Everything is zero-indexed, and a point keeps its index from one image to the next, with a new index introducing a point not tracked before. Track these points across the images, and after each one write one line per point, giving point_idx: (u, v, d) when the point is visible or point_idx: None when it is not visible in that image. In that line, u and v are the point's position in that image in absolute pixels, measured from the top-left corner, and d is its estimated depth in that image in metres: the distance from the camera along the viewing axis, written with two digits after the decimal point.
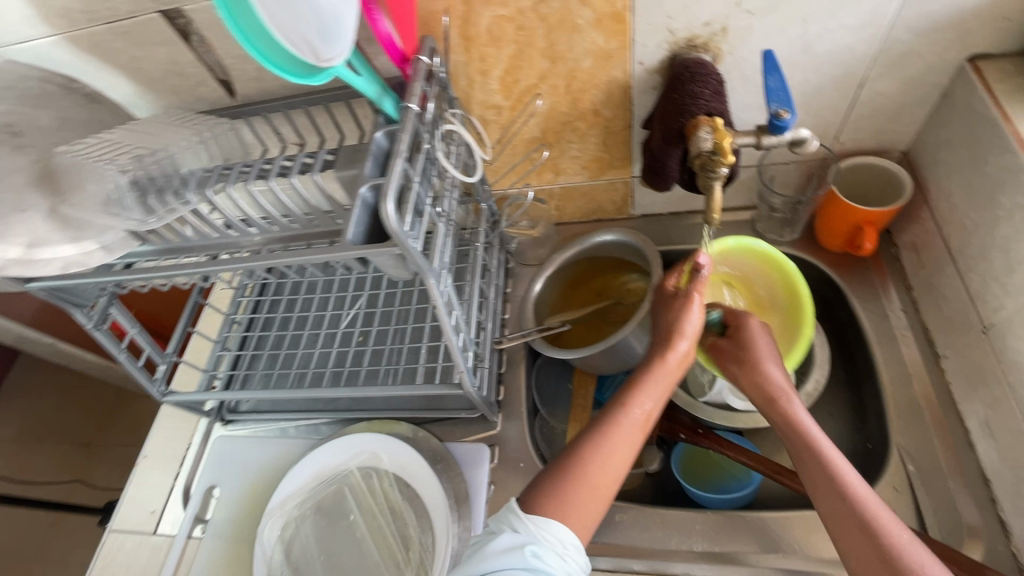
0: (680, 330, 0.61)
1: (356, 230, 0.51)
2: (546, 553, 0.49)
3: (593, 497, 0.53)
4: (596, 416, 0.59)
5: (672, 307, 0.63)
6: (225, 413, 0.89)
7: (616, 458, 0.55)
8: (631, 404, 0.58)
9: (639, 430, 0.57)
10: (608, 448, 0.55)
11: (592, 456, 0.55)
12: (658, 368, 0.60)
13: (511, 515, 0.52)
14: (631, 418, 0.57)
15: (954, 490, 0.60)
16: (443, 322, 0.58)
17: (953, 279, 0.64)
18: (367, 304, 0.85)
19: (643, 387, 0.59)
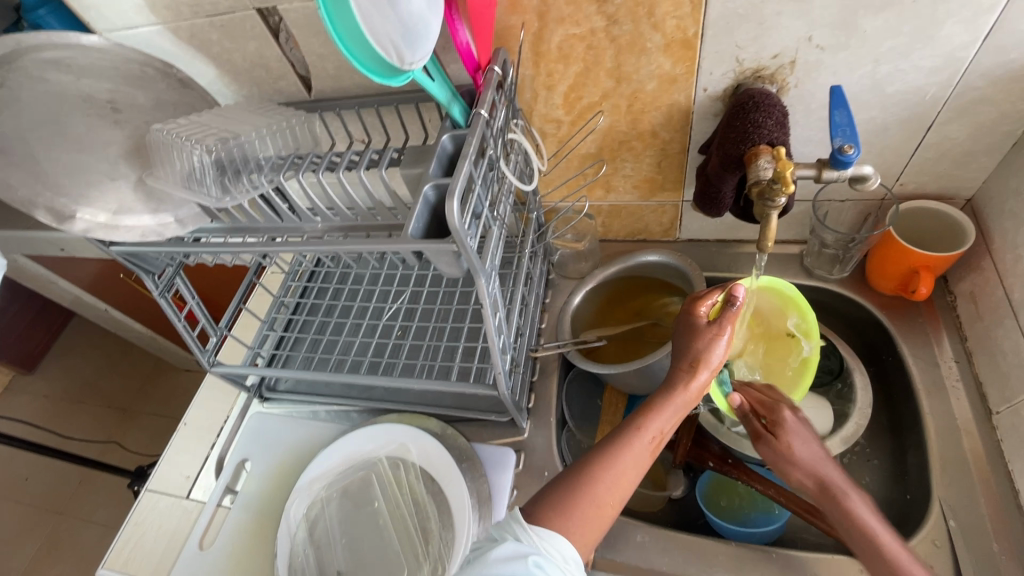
0: (704, 360, 0.61)
1: (417, 225, 0.54)
2: (549, 565, 0.48)
3: (602, 514, 0.55)
4: (611, 432, 0.60)
5: (698, 334, 0.62)
6: (263, 390, 0.93)
7: (627, 479, 0.57)
8: (647, 428, 0.59)
9: (650, 451, 0.59)
10: (620, 467, 0.57)
11: (603, 475, 0.56)
12: (676, 395, 0.60)
13: (515, 525, 0.52)
14: (644, 440, 0.59)
15: (998, 553, 0.58)
16: (487, 321, 0.59)
17: (1013, 334, 0.62)
18: (410, 301, 0.88)
19: (659, 412, 0.59)
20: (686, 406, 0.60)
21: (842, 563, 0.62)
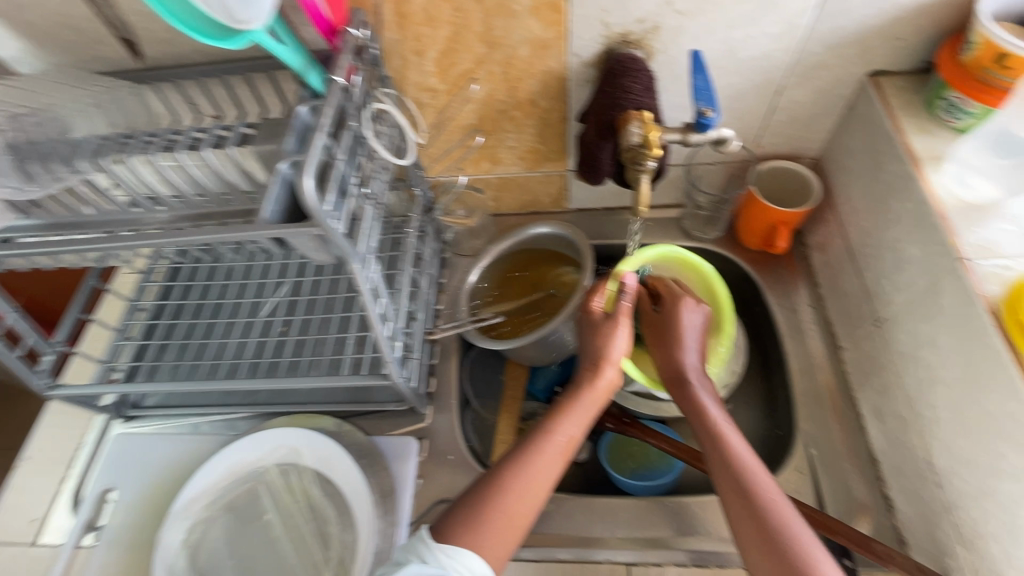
0: (606, 356, 0.61)
1: (272, 208, 0.48)
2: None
3: (511, 528, 0.52)
4: (518, 442, 0.57)
5: (596, 330, 0.63)
6: (126, 408, 0.81)
7: (537, 487, 0.54)
8: (557, 432, 0.57)
9: (562, 457, 0.57)
10: (529, 477, 0.54)
11: (513, 487, 0.53)
12: (582, 395, 0.59)
13: (419, 544, 0.49)
14: (553, 447, 0.56)
15: (848, 471, 0.66)
16: (368, 310, 0.55)
17: (852, 277, 0.70)
18: (291, 293, 0.81)
19: (570, 415, 0.58)
20: (598, 405, 0.60)
21: None
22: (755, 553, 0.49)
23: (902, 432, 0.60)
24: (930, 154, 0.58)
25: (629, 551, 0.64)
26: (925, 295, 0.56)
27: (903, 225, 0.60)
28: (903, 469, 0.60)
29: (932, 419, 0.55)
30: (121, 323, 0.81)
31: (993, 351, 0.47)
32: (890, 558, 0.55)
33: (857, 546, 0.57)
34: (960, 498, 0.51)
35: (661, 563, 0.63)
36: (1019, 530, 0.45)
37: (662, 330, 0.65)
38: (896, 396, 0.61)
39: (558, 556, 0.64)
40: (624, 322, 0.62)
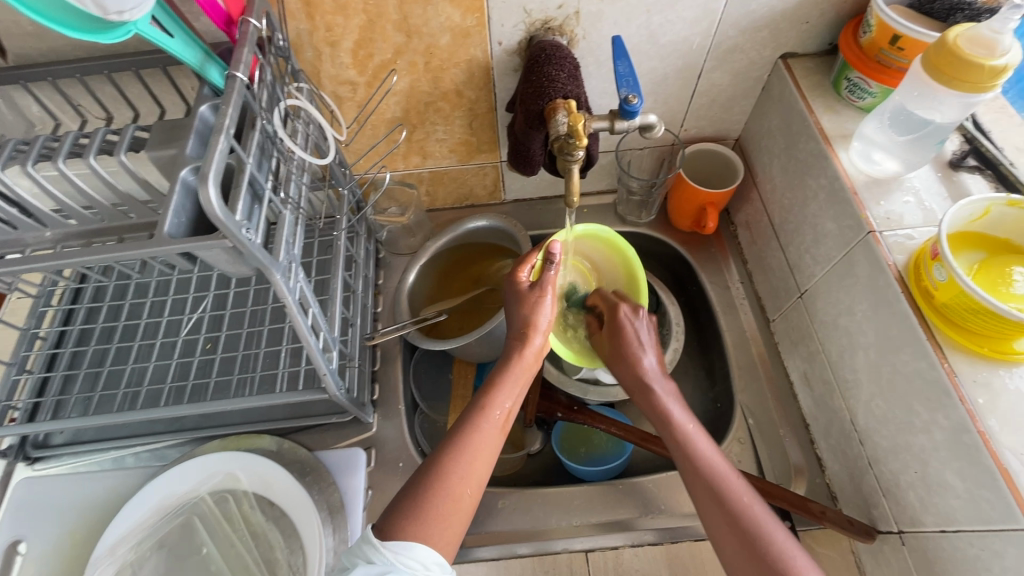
0: (534, 324, 0.61)
1: (174, 220, 0.43)
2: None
3: (460, 507, 0.50)
4: (454, 422, 0.55)
5: (523, 300, 0.63)
6: (29, 449, 0.72)
7: (481, 462, 0.53)
8: (494, 404, 0.56)
9: (499, 429, 0.56)
10: (472, 452, 0.53)
11: (458, 464, 0.52)
12: (514, 364, 0.59)
13: (364, 546, 0.46)
14: (492, 419, 0.55)
15: (783, 436, 0.69)
16: (295, 322, 0.51)
17: (776, 252, 0.73)
18: (213, 307, 0.75)
19: (505, 386, 0.58)
20: (529, 372, 0.60)
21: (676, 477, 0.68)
22: (722, 530, 0.50)
23: (827, 395, 0.64)
24: (838, 132, 0.61)
25: (586, 537, 0.65)
26: (840, 266, 0.59)
27: (819, 200, 0.63)
28: (831, 430, 0.64)
29: (853, 382, 0.59)
30: (14, 355, 0.71)
31: (901, 316, 0.51)
32: (823, 515, 0.59)
33: (793, 506, 0.61)
34: (881, 453, 0.55)
35: (618, 545, 0.64)
36: (931, 479, 0.49)
37: (613, 341, 0.65)
38: (820, 363, 0.65)
39: (518, 552, 0.64)
40: (551, 290, 0.63)
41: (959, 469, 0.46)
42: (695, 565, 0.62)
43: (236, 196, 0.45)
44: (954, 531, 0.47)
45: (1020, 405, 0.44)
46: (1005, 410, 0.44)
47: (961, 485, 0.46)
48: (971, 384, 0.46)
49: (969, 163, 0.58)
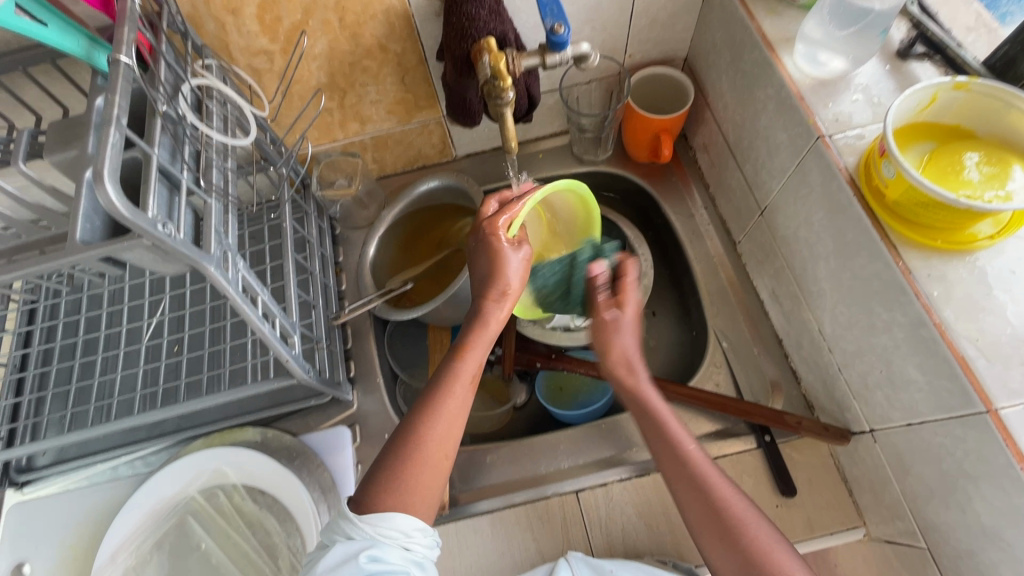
0: (507, 284, 0.55)
1: (85, 225, 0.41)
2: (390, 552, 0.43)
3: (438, 467, 0.49)
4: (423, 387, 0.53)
5: (500, 258, 0.54)
6: (15, 475, 0.71)
7: (455, 424, 0.51)
8: (467, 364, 0.54)
9: (471, 390, 0.53)
10: (445, 416, 0.50)
11: (430, 427, 0.50)
12: (484, 325, 0.55)
13: (342, 521, 0.45)
14: (462, 382, 0.52)
15: (758, 356, 0.70)
16: (244, 313, 0.49)
17: (735, 172, 0.71)
18: (173, 309, 0.74)
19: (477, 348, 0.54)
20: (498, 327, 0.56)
21: None
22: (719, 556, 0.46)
23: (796, 309, 0.64)
24: (781, 36, 0.58)
25: (575, 479, 0.66)
26: (795, 177, 0.58)
27: (769, 111, 0.60)
28: (802, 342, 0.64)
29: (818, 292, 0.59)
30: None
31: (855, 220, 0.50)
32: (799, 426, 0.60)
33: (770, 421, 0.62)
34: (848, 358, 0.56)
35: (607, 481, 0.65)
36: (895, 375, 0.49)
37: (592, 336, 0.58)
38: (786, 278, 0.64)
39: (511, 502, 0.66)
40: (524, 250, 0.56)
41: (920, 363, 0.46)
42: None
43: (146, 192, 0.42)
44: (919, 422, 0.48)
45: (975, 292, 0.44)
46: (961, 299, 0.44)
47: (922, 378, 0.46)
48: (926, 278, 0.45)
49: (917, 51, 0.55)
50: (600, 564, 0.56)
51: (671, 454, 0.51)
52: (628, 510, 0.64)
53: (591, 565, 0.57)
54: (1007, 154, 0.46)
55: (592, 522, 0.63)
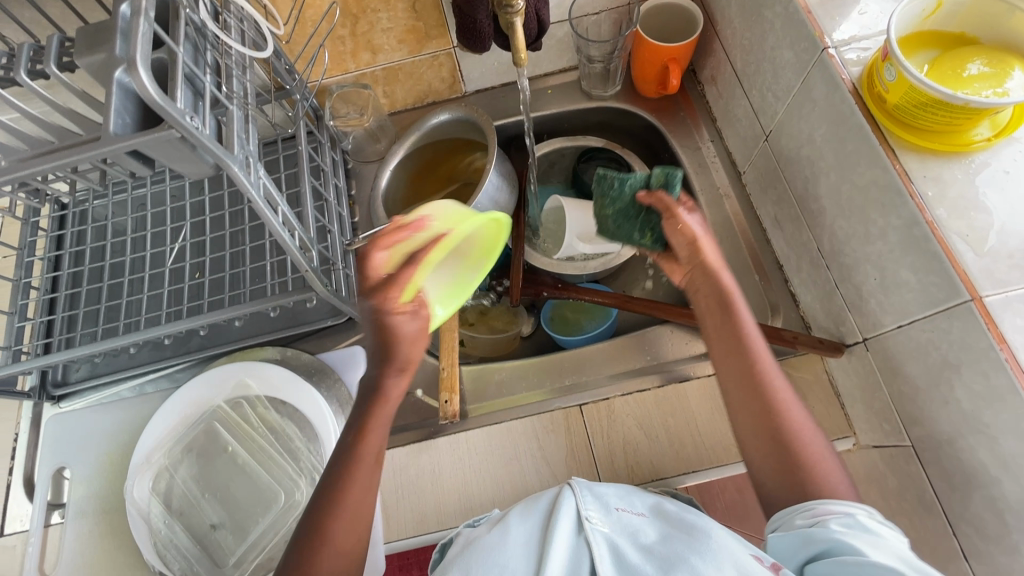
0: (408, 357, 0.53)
1: (119, 120, 0.44)
2: None
3: (353, 530, 0.50)
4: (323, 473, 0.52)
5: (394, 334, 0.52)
6: (51, 389, 0.75)
7: (358, 509, 0.50)
8: (370, 439, 0.52)
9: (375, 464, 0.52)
10: (351, 494, 0.50)
11: (343, 503, 0.50)
12: (380, 401, 0.53)
13: None
14: (363, 463, 0.51)
15: (759, 281, 0.72)
16: (266, 217, 0.52)
17: (741, 100, 0.72)
18: (194, 236, 0.78)
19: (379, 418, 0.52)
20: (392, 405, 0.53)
21: (655, 334, 0.73)
22: (764, 462, 0.52)
23: (796, 231, 0.66)
24: None
25: (579, 395, 0.69)
26: (799, 95, 0.59)
27: (776, 31, 0.61)
28: (801, 264, 0.67)
29: (818, 210, 0.60)
30: (14, 304, 0.74)
31: (856, 129, 0.51)
32: (796, 340, 0.63)
33: (769, 337, 0.65)
34: (845, 272, 0.58)
35: (609, 396, 0.69)
36: (887, 280, 0.51)
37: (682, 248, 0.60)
38: (789, 202, 0.66)
39: (515, 415, 0.69)
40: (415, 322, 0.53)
41: (912, 264, 0.48)
42: (682, 403, 0.67)
43: (173, 87, 0.44)
44: (909, 323, 0.50)
45: (968, 192, 0.46)
46: (954, 199, 0.46)
47: (914, 279, 0.48)
48: (921, 180, 0.47)
49: None
50: (602, 495, 0.54)
51: (748, 381, 0.54)
52: (628, 421, 0.67)
53: (594, 493, 0.55)
54: (1007, 57, 0.47)
55: (595, 432, 0.67)
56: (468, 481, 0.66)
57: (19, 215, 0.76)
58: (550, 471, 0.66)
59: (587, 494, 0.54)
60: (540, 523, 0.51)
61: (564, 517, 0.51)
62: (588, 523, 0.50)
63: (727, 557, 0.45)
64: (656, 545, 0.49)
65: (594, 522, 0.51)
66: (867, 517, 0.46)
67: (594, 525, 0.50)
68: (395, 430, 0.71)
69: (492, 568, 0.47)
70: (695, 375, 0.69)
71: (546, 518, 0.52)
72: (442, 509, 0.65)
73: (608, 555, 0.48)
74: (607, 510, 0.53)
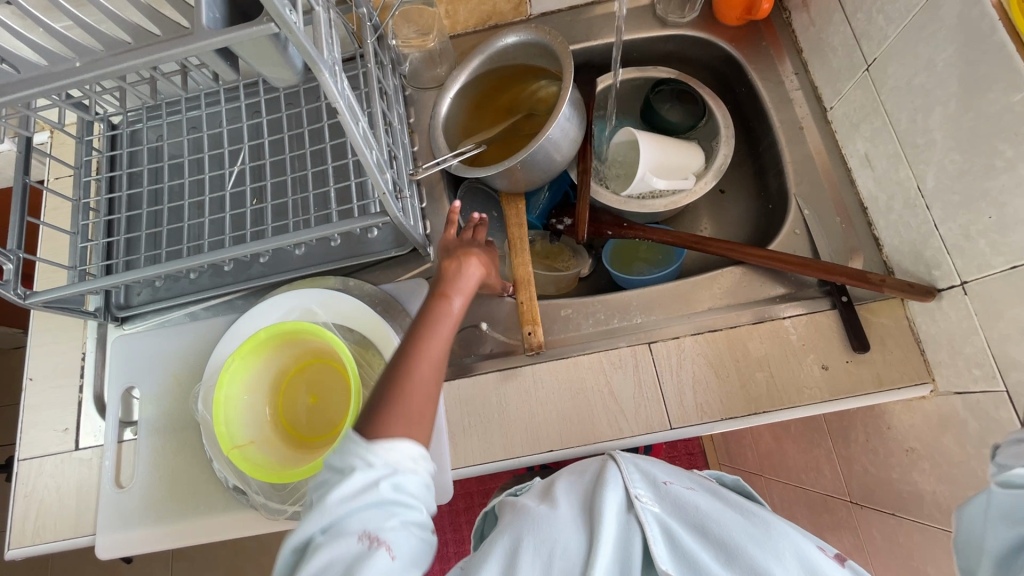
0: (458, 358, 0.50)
1: (210, 13, 0.41)
2: (406, 480, 0.44)
3: (412, 423, 0.47)
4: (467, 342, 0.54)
5: None
6: (115, 310, 0.75)
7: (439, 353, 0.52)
8: (433, 338, 0.52)
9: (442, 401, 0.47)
10: (395, 414, 0.47)
11: (406, 394, 0.48)
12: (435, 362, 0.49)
13: (357, 447, 0.44)
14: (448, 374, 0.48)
15: (841, 224, 0.69)
16: (350, 131, 0.49)
17: (841, 26, 0.66)
18: (252, 160, 0.76)
19: (433, 339, 0.52)
20: (455, 321, 0.55)
21: (731, 273, 0.71)
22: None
23: (891, 170, 0.62)
24: None
25: (648, 334, 0.69)
26: (923, 14, 0.54)
27: None
28: (892, 205, 0.63)
29: (925, 145, 0.56)
30: (74, 224, 0.73)
31: (995, 49, 0.47)
32: (883, 283, 0.61)
33: (853, 280, 0.63)
34: (949, 211, 0.55)
35: (679, 335, 0.68)
36: (1007, 218, 0.49)
37: None
38: (886, 137, 0.62)
39: (579, 353, 0.68)
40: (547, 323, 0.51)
41: None
42: (754, 346, 0.66)
43: None
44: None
45: None
46: None
47: None
48: None
49: None
50: (649, 470, 0.59)
51: None
52: (698, 361, 0.66)
53: (641, 470, 0.59)
54: None
55: (664, 370, 0.66)
56: (534, 413, 0.66)
57: (74, 132, 0.74)
58: (617, 406, 0.66)
59: (633, 471, 0.58)
60: (586, 496, 0.56)
61: (613, 494, 0.55)
62: (639, 502, 0.54)
63: (789, 545, 0.50)
64: (710, 520, 0.53)
65: (645, 500, 0.54)
66: None
67: (645, 505, 0.54)
68: (459, 362, 0.71)
69: (546, 540, 0.51)
70: (768, 317, 0.67)
71: (593, 491, 0.56)
72: (509, 439, 0.66)
73: (659, 533, 0.52)
74: (656, 486, 0.57)
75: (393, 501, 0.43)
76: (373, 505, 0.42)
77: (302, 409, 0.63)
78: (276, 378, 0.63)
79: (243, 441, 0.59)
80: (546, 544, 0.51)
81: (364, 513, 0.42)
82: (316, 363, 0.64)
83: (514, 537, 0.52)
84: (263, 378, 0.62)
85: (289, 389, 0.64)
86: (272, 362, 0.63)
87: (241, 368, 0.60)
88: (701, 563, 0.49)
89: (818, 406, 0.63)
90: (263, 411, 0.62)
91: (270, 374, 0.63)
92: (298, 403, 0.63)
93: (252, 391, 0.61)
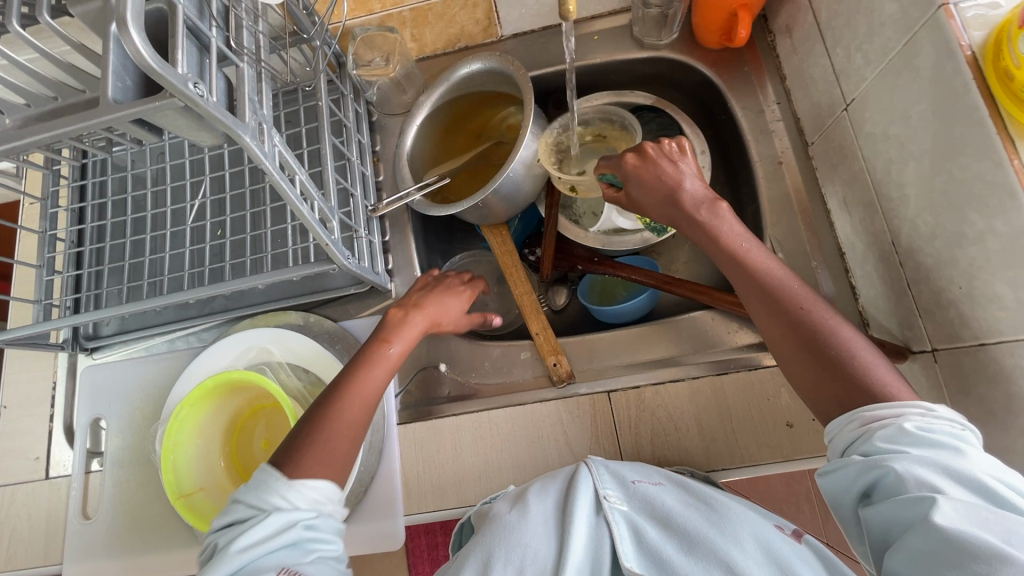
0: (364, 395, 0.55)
1: (118, 85, 0.39)
2: (320, 520, 0.47)
3: (325, 464, 0.49)
4: (373, 378, 0.56)
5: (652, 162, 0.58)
6: (83, 341, 0.76)
7: (361, 401, 0.55)
8: (366, 380, 0.55)
9: (346, 441, 0.52)
10: (317, 453, 0.50)
11: (318, 440, 0.51)
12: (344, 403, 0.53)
13: (272, 482, 0.47)
14: (356, 405, 0.54)
15: (816, 268, 0.65)
16: (283, 191, 0.48)
17: (821, 58, 0.62)
18: (214, 192, 0.75)
19: (365, 382, 0.55)
20: (392, 367, 0.58)
21: (699, 318, 0.68)
22: (813, 386, 0.47)
23: (866, 218, 0.58)
24: None
25: (608, 381, 0.67)
26: (899, 59, 0.49)
27: None
28: (868, 255, 0.59)
29: (899, 200, 0.52)
30: (42, 257, 0.74)
31: (967, 110, 0.43)
32: None
33: None
34: (921, 274, 0.51)
35: (638, 385, 0.65)
36: (976, 292, 0.45)
37: None
38: (862, 183, 0.58)
39: (541, 397, 0.67)
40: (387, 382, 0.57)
41: (1011, 278, 0.42)
42: (717, 397, 0.63)
43: (174, 46, 0.39)
44: (995, 342, 0.44)
45: None
46: None
47: (1010, 295, 0.42)
48: None
49: None
50: (620, 470, 0.56)
51: None
52: (657, 412, 0.64)
53: (611, 470, 0.56)
54: None
55: (623, 420, 0.64)
56: (488, 460, 0.65)
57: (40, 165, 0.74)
58: (572, 456, 0.64)
59: (604, 471, 0.55)
60: (560, 494, 0.54)
61: (582, 499, 0.52)
62: (607, 503, 0.52)
63: (747, 528, 0.48)
64: (677, 512, 0.51)
65: (613, 500, 0.52)
66: (923, 416, 0.41)
67: (613, 504, 0.52)
68: (415, 405, 0.70)
69: (516, 548, 0.50)
70: (734, 368, 0.64)
71: (564, 493, 0.53)
72: (463, 487, 0.65)
73: (627, 534, 0.51)
74: (625, 485, 0.54)
75: (309, 541, 0.45)
76: (287, 546, 0.44)
77: (247, 451, 0.64)
78: (228, 422, 0.64)
79: (192, 488, 0.60)
80: (517, 552, 0.49)
81: (280, 553, 0.44)
82: (270, 410, 0.65)
83: (485, 551, 0.50)
84: (215, 423, 0.63)
85: (242, 433, 0.65)
86: (228, 404, 0.63)
87: (190, 415, 0.60)
88: (664, 559, 0.48)
89: (778, 465, 0.60)
90: (208, 446, 0.62)
91: (223, 418, 0.63)
92: (248, 445, 0.64)
93: (203, 437, 0.62)
